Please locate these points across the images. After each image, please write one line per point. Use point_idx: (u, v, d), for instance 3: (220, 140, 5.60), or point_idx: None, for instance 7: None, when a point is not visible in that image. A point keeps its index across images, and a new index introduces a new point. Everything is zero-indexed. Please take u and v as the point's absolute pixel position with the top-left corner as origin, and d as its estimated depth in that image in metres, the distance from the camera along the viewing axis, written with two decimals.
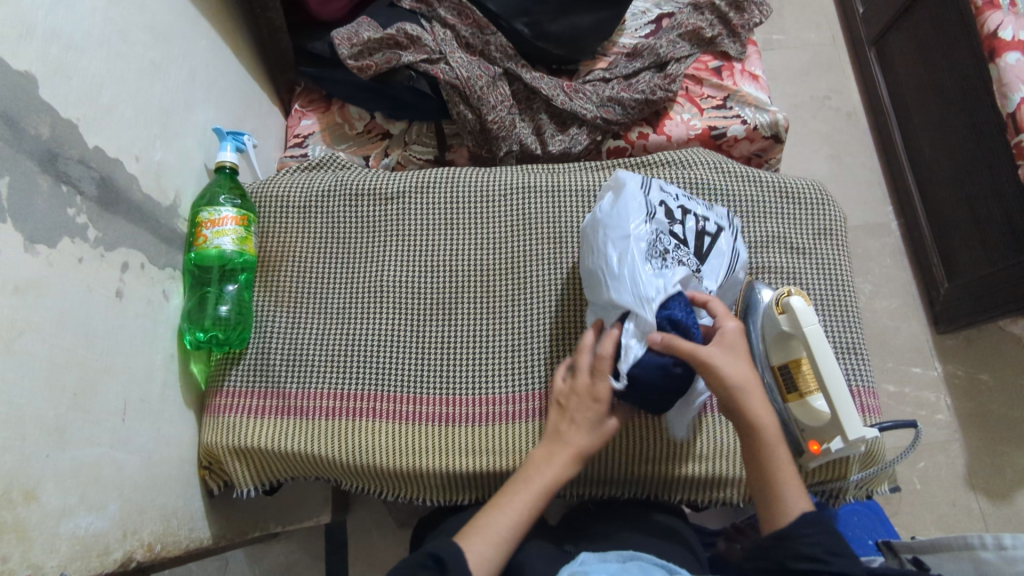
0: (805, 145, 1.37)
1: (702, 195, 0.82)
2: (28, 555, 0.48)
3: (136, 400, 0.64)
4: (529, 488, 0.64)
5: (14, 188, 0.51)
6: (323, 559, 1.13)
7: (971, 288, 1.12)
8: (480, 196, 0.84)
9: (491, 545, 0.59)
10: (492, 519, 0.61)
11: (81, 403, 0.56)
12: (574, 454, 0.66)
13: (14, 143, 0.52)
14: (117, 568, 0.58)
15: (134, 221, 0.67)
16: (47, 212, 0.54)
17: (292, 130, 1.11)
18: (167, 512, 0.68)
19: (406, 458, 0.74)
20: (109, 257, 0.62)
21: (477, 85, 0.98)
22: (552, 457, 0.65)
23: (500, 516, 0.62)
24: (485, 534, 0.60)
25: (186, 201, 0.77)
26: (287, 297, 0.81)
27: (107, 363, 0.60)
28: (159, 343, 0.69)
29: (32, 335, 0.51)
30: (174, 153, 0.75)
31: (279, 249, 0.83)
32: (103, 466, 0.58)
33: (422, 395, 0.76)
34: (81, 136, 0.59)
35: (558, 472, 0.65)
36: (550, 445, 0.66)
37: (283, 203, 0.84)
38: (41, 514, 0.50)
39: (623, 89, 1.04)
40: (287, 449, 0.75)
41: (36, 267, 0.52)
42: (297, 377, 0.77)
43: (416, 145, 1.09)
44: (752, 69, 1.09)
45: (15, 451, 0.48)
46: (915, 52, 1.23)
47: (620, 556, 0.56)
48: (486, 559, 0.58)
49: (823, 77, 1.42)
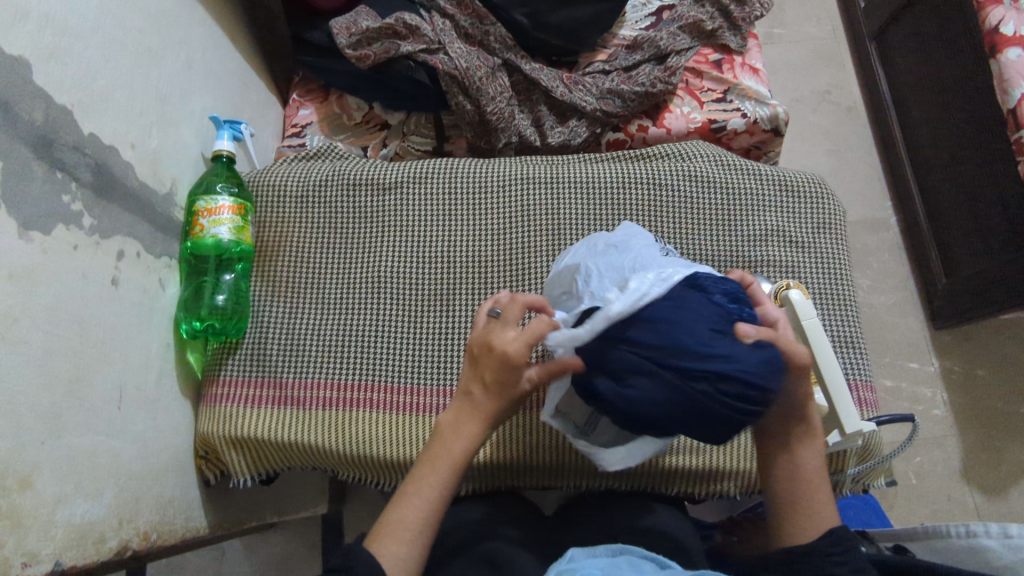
0: (804, 140, 1.37)
1: (702, 187, 0.82)
2: (23, 542, 0.48)
3: (132, 388, 0.64)
4: (437, 469, 0.56)
5: (10, 174, 0.51)
6: (319, 550, 1.13)
7: (969, 284, 1.12)
8: (477, 188, 0.83)
9: (404, 545, 0.53)
10: (402, 513, 0.54)
11: (76, 391, 0.56)
12: (484, 421, 0.57)
13: (8, 129, 0.51)
14: (113, 557, 0.58)
15: (130, 209, 0.66)
16: (42, 199, 0.54)
17: (290, 120, 1.10)
18: (163, 501, 0.67)
19: (402, 449, 0.74)
20: (104, 245, 0.61)
21: (476, 76, 0.98)
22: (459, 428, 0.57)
23: (411, 507, 0.54)
24: (397, 533, 0.53)
25: (182, 189, 0.77)
26: (283, 287, 0.80)
27: (103, 351, 0.60)
28: (154, 332, 0.69)
29: (28, 322, 0.51)
30: (170, 141, 0.74)
31: (276, 239, 0.82)
32: (98, 454, 0.58)
33: (418, 385, 0.76)
34: (76, 122, 0.59)
35: (469, 447, 0.57)
36: (457, 415, 0.57)
37: (279, 192, 0.84)
38: (36, 502, 0.50)
39: (623, 81, 1.04)
40: (283, 439, 0.75)
41: (31, 254, 0.52)
42: (293, 367, 0.77)
43: (414, 136, 1.08)
44: (752, 63, 1.09)
45: (11, 438, 0.48)
46: (915, 47, 1.22)
47: (610, 550, 0.54)
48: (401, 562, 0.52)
49: (823, 72, 1.41)
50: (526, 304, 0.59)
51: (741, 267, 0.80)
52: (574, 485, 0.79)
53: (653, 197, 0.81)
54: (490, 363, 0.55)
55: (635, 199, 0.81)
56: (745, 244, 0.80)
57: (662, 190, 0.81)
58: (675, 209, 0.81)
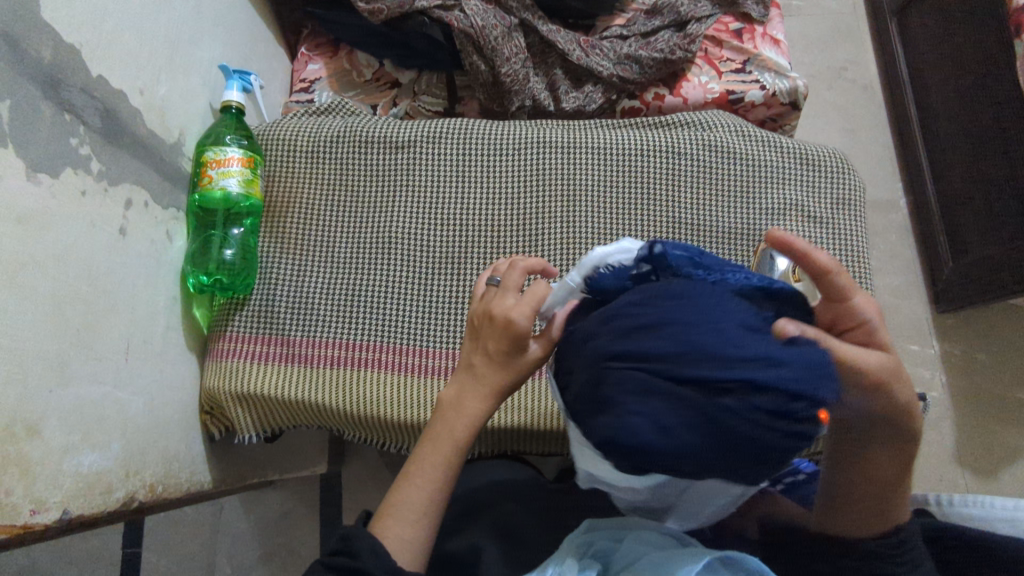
0: (819, 116, 1.35)
1: (722, 158, 0.80)
2: (30, 490, 0.48)
3: (139, 341, 0.63)
4: (439, 448, 0.55)
5: (16, 112, 0.49)
6: (317, 509, 1.14)
7: (976, 268, 1.12)
8: (493, 150, 0.81)
9: (411, 524, 0.53)
10: (407, 493, 0.54)
11: (84, 340, 0.55)
12: (487, 395, 0.55)
13: (15, 66, 0.49)
14: (119, 508, 0.58)
15: (138, 156, 0.64)
16: (49, 140, 0.52)
17: (297, 74, 1.07)
18: (169, 455, 0.67)
19: (409, 411, 0.74)
20: (113, 192, 0.60)
21: (491, 36, 0.95)
22: (463, 407, 0.55)
23: (414, 488, 0.54)
24: (402, 515, 0.53)
25: (191, 139, 0.75)
26: (291, 244, 0.79)
27: (110, 301, 0.59)
28: (161, 284, 0.67)
29: (35, 268, 0.50)
30: (178, 89, 0.72)
31: (285, 194, 0.81)
32: (105, 405, 0.57)
33: (427, 348, 0.76)
34: (84, 64, 0.56)
35: (471, 423, 0.56)
36: (461, 392, 0.56)
37: (290, 146, 0.82)
38: (44, 450, 0.49)
39: (641, 47, 1.01)
40: (290, 397, 0.74)
41: (39, 197, 0.51)
42: (302, 324, 0.76)
43: (426, 96, 1.05)
44: (773, 33, 1.06)
45: (18, 383, 0.47)
46: (937, 25, 1.19)
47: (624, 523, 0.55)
48: (408, 541, 0.52)
49: (841, 48, 1.38)
50: (527, 268, 0.57)
51: (758, 241, 0.79)
52: None
53: (671, 166, 0.80)
54: (492, 333, 0.54)
55: (654, 167, 0.80)
56: (763, 218, 0.79)
57: (681, 159, 0.80)
58: (694, 179, 0.80)
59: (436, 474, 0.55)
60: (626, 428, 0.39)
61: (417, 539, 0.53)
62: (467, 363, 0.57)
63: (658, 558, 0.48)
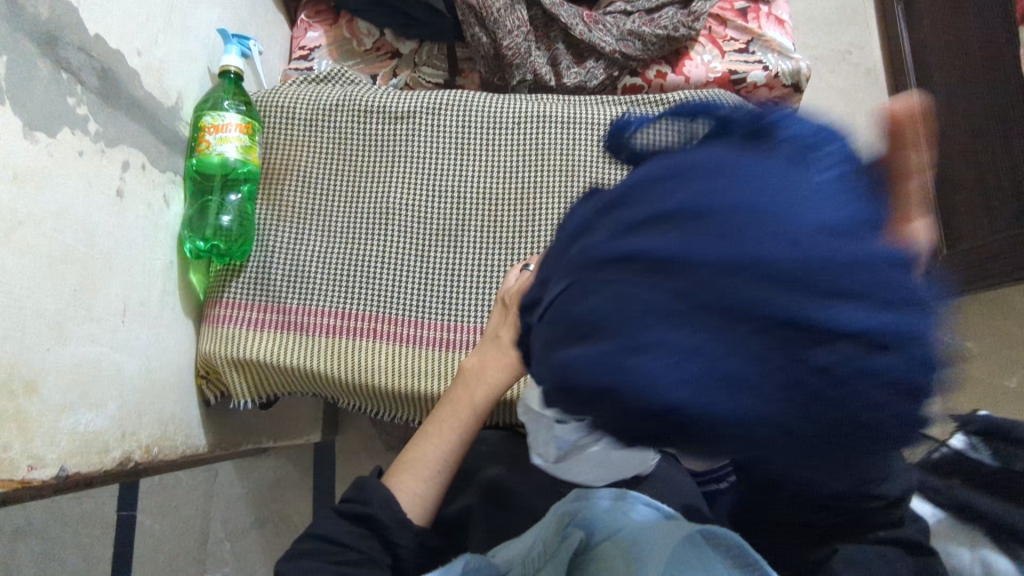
0: (820, 100, 1.34)
1: None
2: (29, 445, 0.48)
3: (136, 303, 0.63)
4: (458, 414, 0.58)
5: (13, 69, 0.49)
6: (310, 476, 1.15)
7: (969, 256, 1.13)
8: (492, 123, 0.81)
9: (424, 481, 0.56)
10: (422, 450, 0.57)
11: (82, 301, 0.55)
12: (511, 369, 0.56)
13: (12, 22, 0.49)
14: (117, 466, 0.59)
15: (135, 119, 0.64)
16: (47, 98, 0.52)
17: (297, 42, 1.06)
18: (165, 417, 0.68)
19: (404, 380, 0.75)
20: (110, 153, 0.60)
21: (494, 6, 0.93)
22: (483, 375, 0.58)
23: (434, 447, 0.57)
24: (416, 471, 0.56)
25: (189, 104, 0.74)
26: (289, 212, 0.79)
27: (108, 263, 0.59)
28: (159, 248, 0.68)
29: (33, 227, 0.50)
30: (176, 51, 0.71)
31: (283, 161, 0.80)
32: (102, 366, 0.57)
33: (424, 318, 0.76)
34: (81, 22, 0.56)
35: (489, 393, 0.57)
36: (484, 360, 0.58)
37: (288, 113, 0.81)
38: (41, 408, 0.50)
39: (645, 23, 1.00)
40: (285, 363, 0.75)
41: (37, 156, 0.50)
42: (298, 292, 0.76)
43: (426, 68, 1.05)
44: (778, 14, 1.05)
45: (16, 340, 0.48)
46: (942, 9, 1.19)
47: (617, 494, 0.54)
48: (418, 498, 0.55)
49: (845, 31, 1.38)
50: None
51: None
52: None
53: None
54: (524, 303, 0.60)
55: None
56: None
57: None
58: None
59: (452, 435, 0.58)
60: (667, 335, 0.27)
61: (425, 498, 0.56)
62: (495, 335, 0.58)
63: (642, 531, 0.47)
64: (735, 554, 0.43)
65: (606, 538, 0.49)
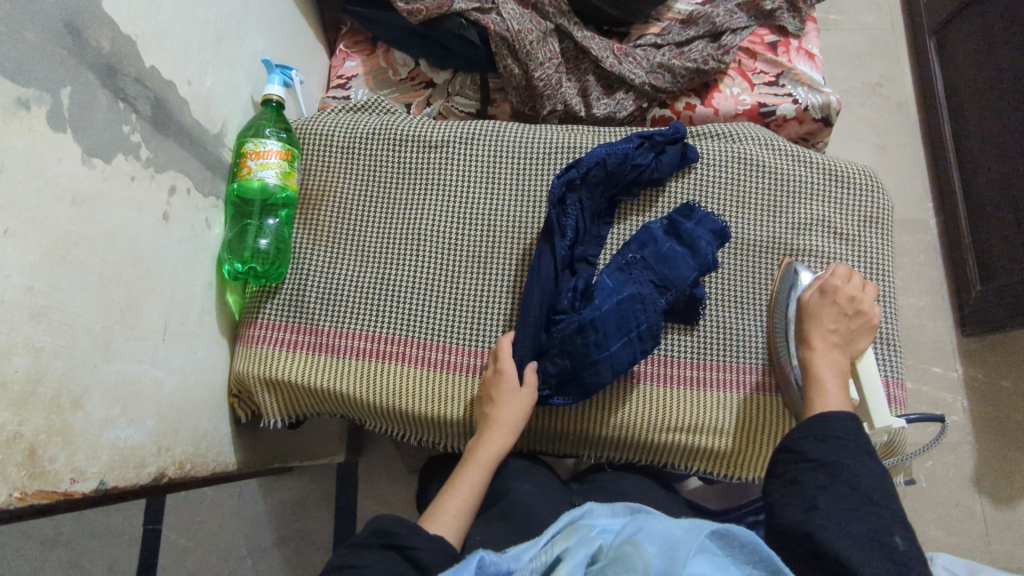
0: (850, 131, 1.34)
1: (747, 169, 0.81)
2: (71, 459, 0.50)
3: (176, 321, 0.65)
4: None
5: (75, 98, 0.51)
6: (332, 498, 1.13)
7: (1003, 292, 1.10)
8: (525, 153, 0.83)
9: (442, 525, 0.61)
10: None
11: (126, 319, 0.57)
12: None
13: (78, 55, 0.52)
14: (151, 482, 0.60)
15: (183, 145, 0.67)
16: (103, 126, 0.55)
17: (335, 71, 1.10)
18: (198, 434, 0.69)
19: (431, 405, 0.76)
20: (158, 178, 0.62)
21: (527, 40, 0.96)
22: None
23: (448, 508, 0.62)
24: (440, 512, 0.62)
25: (232, 130, 0.77)
26: (324, 237, 0.81)
27: (150, 284, 0.61)
28: (199, 269, 0.70)
29: (85, 248, 0.52)
30: (223, 80, 0.74)
31: (321, 188, 0.83)
32: (143, 382, 0.59)
33: (451, 344, 0.77)
34: (138, 54, 0.59)
35: None
36: None
37: (327, 140, 0.84)
38: (86, 421, 0.52)
39: (675, 56, 1.01)
40: (316, 384, 0.77)
41: (92, 181, 0.53)
42: (331, 314, 0.78)
43: (459, 97, 1.07)
44: (808, 48, 1.06)
45: (66, 357, 0.50)
46: (978, 42, 1.17)
47: (628, 510, 0.52)
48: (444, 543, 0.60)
49: (877, 64, 1.37)
50: None
51: (784, 254, 0.79)
52: (595, 455, 0.80)
53: (701, 176, 0.81)
54: (500, 382, 0.70)
55: (674, 182, 0.81)
56: (789, 231, 0.79)
57: (710, 170, 0.81)
58: (720, 192, 0.80)
59: (472, 491, 0.65)
60: (702, 244, 0.75)
61: (459, 529, 0.61)
62: None
63: (660, 527, 0.46)
64: (748, 550, 0.44)
65: (626, 540, 0.45)
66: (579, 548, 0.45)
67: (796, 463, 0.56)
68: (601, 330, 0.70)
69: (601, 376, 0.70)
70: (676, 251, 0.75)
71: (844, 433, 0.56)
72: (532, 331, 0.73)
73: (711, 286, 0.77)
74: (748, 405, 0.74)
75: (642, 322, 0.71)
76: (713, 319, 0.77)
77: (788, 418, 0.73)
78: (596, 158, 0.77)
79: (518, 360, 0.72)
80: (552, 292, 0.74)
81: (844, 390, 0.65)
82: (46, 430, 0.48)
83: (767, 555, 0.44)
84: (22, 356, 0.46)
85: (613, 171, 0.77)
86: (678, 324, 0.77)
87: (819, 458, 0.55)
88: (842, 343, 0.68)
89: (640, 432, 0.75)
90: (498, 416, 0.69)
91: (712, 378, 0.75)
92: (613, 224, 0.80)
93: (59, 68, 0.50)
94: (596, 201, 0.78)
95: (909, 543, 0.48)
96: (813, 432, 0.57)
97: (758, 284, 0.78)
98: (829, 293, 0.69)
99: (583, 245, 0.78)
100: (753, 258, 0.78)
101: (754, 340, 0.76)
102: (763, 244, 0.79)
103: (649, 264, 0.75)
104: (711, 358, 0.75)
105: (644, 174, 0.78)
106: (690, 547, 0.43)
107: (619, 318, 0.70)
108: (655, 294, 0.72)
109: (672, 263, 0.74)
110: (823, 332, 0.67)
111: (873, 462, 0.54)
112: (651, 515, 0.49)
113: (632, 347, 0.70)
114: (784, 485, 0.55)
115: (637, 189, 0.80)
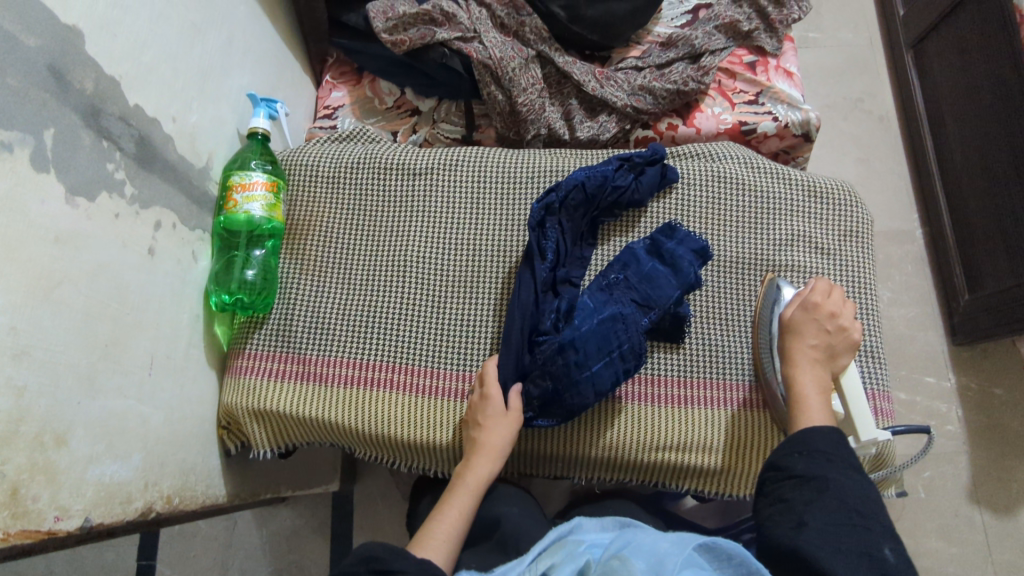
0: (833, 146, 1.36)
1: (726, 188, 0.82)
2: (56, 496, 0.50)
3: (163, 355, 0.65)
4: None
5: (57, 139, 0.52)
6: (327, 528, 1.12)
7: (991, 301, 1.11)
8: (507, 179, 0.84)
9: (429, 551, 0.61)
10: None
11: (111, 353, 0.57)
12: None
13: (59, 97, 0.53)
14: (139, 517, 0.60)
15: (168, 181, 0.67)
16: (87, 165, 0.55)
17: (322, 101, 1.11)
18: (186, 467, 0.69)
19: (419, 431, 0.76)
20: (144, 214, 0.63)
21: (509, 67, 0.97)
22: None
23: (435, 533, 0.62)
24: (427, 538, 0.62)
25: (218, 163, 0.78)
26: (311, 266, 0.82)
27: (137, 317, 0.61)
28: (185, 302, 0.70)
29: (69, 285, 0.53)
30: (208, 115, 0.75)
31: (307, 218, 0.84)
32: (129, 417, 0.59)
33: (438, 369, 0.78)
34: (122, 93, 0.60)
35: None
36: None
37: (312, 171, 0.85)
38: (70, 459, 0.52)
39: (655, 78, 1.03)
40: (305, 414, 0.77)
41: (75, 219, 0.54)
42: (319, 343, 0.79)
43: (445, 124, 1.08)
44: (787, 66, 1.07)
45: (49, 395, 0.50)
46: (955, 57, 1.20)
47: (617, 524, 0.53)
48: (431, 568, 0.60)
49: (857, 80, 1.39)
50: None
51: (766, 270, 0.79)
52: (586, 476, 0.80)
53: (682, 196, 0.82)
54: (485, 407, 0.71)
55: (656, 203, 0.82)
56: (770, 248, 0.80)
57: (690, 191, 0.82)
58: (701, 212, 0.81)
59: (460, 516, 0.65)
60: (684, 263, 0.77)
61: (446, 554, 0.61)
62: None
63: (647, 542, 0.47)
64: (735, 562, 0.43)
65: (613, 556, 0.45)
66: (565, 564, 0.46)
67: (781, 480, 0.56)
68: (581, 351, 0.71)
69: (584, 397, 0.70)
70: (659, 271, 0.76)
71: (828, 448, 0.57)
72: (515, 354, 0.73)
73: (695, 304, 0.78)
74: (736, 422, 0.74)
75: (625, 342, 0.71)
76: (697, 337, 0.77)
77: (777, 433, 0.73)
78: (575, 181, 0.78)
79: (502, 383, 0.73)
80: (534, 314, 0.75)
81: (828, 409, 0.65)
82: (29, 469, 0.48)
83: (754, 565, 0.42)
84: (3, 397, 0.46)
85: (593, 194, 0.78)
86: (663, 343, 0.77)
87: (805, 473, 0.55)
88: (824, 359, 0.68)
89: (628, 453, 0.75)
90: (484, 441, 0.69)
91: (698, 396, 0.75)
92: (596, 245, 0.82)
93: (41, 111, 0.51)
94: (577, 223, 0.79)
95: (897, 556, 0.49)
96: (798, 448, 0.57)
97: (740, 300, 0.78)
98: (811, 310, 0.70)
99: (565, 267, 0.79)
100: (735, 275, 0.79)
101: (738, 357, 0.76)
102: (745, 261, 0.80)
103: (631, 285, 0.76)
104: (696, 376, 0.76)
105: (624, 196, 0.79)
106: (675, 563, 0.43)
107: (601, 337, 0.71)
108: (637, 314, 0.73)
109: (655, 283, 0.75)
110: (805, 349, 0.68)
111: (858, 476, 0.54)
112: (638, 530, 0.50)
113: (614, 367, 0.71)
114: (771, 502, 0.55)
115: (618, 210, 0.81)
